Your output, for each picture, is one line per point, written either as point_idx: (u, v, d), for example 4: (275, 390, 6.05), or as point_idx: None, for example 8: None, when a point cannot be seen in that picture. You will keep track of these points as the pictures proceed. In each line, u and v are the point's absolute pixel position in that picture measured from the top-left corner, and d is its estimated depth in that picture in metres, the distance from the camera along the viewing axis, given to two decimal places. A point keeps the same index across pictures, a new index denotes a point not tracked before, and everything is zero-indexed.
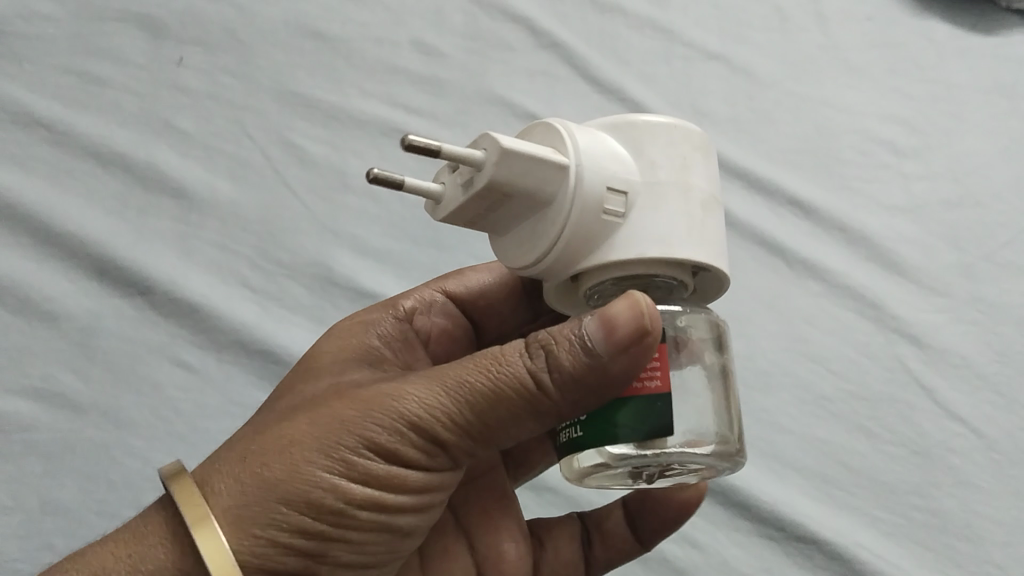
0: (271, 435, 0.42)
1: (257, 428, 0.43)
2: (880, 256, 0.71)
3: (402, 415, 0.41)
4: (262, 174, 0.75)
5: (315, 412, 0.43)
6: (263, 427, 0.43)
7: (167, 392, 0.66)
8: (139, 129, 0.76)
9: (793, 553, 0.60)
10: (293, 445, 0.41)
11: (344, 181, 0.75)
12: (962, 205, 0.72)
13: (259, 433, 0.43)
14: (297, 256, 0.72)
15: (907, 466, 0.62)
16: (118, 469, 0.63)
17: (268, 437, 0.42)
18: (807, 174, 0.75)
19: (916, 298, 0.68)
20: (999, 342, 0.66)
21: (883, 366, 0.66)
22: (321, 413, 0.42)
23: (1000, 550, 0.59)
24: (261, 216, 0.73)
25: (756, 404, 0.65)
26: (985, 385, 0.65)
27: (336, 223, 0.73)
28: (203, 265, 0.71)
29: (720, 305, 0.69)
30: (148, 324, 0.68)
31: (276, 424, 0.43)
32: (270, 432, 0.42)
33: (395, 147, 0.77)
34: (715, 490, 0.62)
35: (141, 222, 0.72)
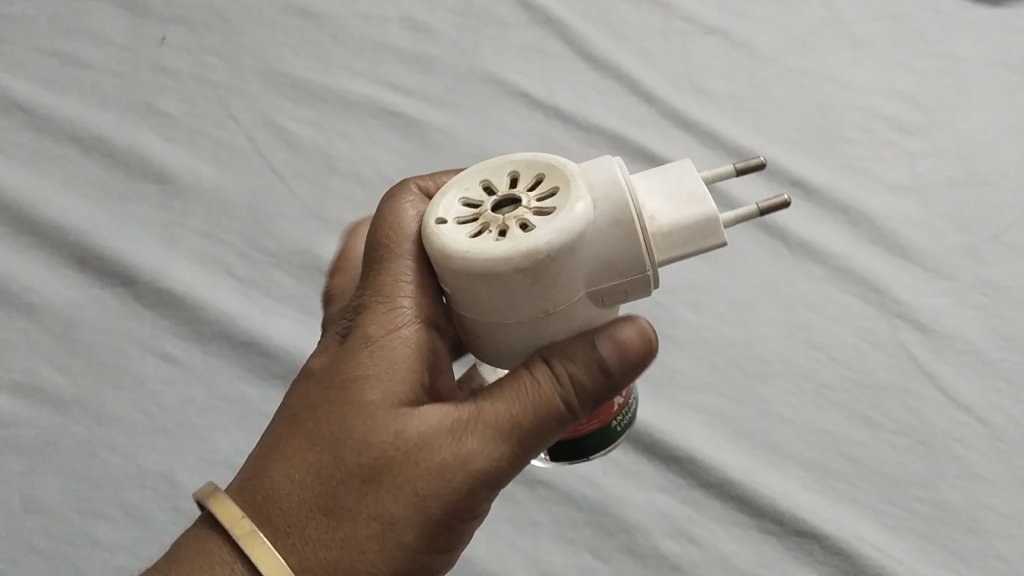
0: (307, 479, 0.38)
1: (286, 458, 0.39)
2: (884, 237, 0.69)
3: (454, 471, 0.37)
4: (246, 157, 0.73)
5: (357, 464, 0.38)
6: (287, 459, 0.39)
7: (150, 385, 0.64)
8: (121, 112, 0.74)
9: (792, 549, 0.58)
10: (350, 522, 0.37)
11: (330, 164, 0.73)
12: (968, 184, 0.70)
13: (288, 472, 0.38)
14: (280, 241, 0.69)
15: (910, 456, 0.61)
16: (98, 464, 0.61)
17: (306, 487, 0.38)
18: (808, 151, 0.73)
19: (918, 282, 0.66)
20: (1006, 326, 0.64)
21: (886, 353, 0.64)
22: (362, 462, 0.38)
23: (1004, 543, 0.57)
24: (246, 201, 0.71)
25: (754, 393, 0.63)
26: (991, 371, 0.63)
27: (323, 207, 0.71)
28: (185, 254, 0.68)
29: (718, 293, 0.67)
30: (130, 314, 0.66)
31: (306, 462, 0.38)
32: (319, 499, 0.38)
33: (383, 129, 0.74)
34: (712, 484, 0.60)
35: (122, 209, 0.70)
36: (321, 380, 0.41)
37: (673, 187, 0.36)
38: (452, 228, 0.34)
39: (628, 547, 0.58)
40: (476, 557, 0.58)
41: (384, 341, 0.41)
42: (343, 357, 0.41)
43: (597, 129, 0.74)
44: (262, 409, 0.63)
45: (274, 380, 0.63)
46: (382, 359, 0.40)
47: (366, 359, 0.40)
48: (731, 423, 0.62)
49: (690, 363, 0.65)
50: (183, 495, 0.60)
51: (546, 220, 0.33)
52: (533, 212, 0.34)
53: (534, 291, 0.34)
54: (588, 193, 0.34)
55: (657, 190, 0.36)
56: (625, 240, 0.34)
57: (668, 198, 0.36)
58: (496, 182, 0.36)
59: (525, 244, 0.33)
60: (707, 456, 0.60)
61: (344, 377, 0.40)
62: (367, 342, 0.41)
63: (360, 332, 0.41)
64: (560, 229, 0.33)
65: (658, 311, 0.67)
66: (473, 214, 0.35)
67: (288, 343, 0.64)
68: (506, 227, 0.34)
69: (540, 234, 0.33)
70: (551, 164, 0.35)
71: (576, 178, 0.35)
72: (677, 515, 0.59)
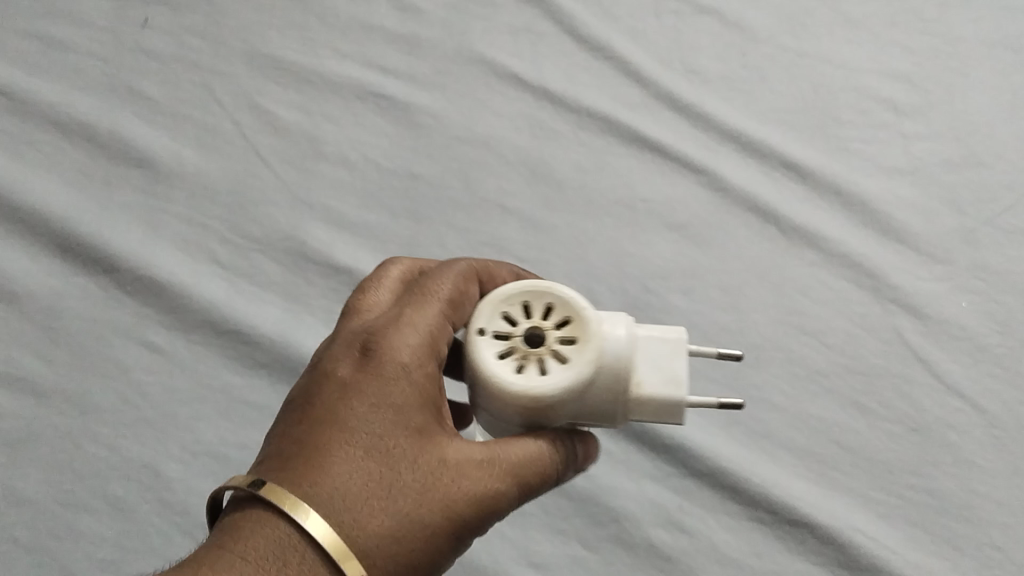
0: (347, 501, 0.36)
1: (323, 476, 0.36)
2: (878, 220, 0.68)
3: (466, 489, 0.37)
4: (231, 142, 0.72)
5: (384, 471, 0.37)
6: (323, 475, 0.36)
7: (133, 374, 0.63)
8: (103, 96, 0.73)
9: (784, 538, 0.57)
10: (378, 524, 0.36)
11: (316, 148, 0.72)
12: (964, 166, 0.69)
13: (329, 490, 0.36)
14: (266, 227, 0.68)
15: (904, 442, 0.60)
16: (81, 455, 0.60)
17: (353, 509, 0.36)
18: (801, 133, 0.72)
19: (913, 266, 0.66)
20: (1000, 311, 0.64)
21: (880, 338, 0.63)
22: (406, 484, 0.37)
23: (999, 532, 0.57)
24: (230, 187, 0.70)
25: (746, 380, 0.62)
26: (985, 357, 0.62)
27: (309, 192, 0.70)
28: (169, 241, 0.67)
29: (711, 277, 0.66)
30: (113, 303, 0.65)
31: (348, 483, 0.36)
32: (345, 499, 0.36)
33: (370, 112, 0.73)
34: (704, 473, 0.59)
35: (105, 196, 0.69)
36: (357, 396, 0.38)
37: (665, 363, 0.38)
38: (484, 341, 0.37)
39: (619, 537, 0.57)
40: (464, 548, 0.57)
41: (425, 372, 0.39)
42: (380, 377, 0.38)
43: (587, 111, 0.73)
44: (247, 399, 0.62)
45: (260, 369, 0.63)
46: (423, 388, 0.39)
47: (406, 385, 0.38)
48: (723, 410, 0.61)
49: None
50: (167, 486, 0.59)
51: (560, 371, 0.36)
52: (553, 357, 0.37)
53: (533, 418, 0.37)
54: (602, 356, 0.37)
55: (653, 356, 0.38)
56: (608, 403, 0.37)
57: (657, 370, 0.38)
58: (535, 304, 0.38)
59: (533, 390, 0.36)
60: (700, 444, 0.59)
61: (385, 398, 0.38)
62: (408, 366, 0.38)
63: (394, 353, 0.39)
64: (569, 381, 0.36)
65: (649, 297, 0.66)
66: (506, 333, 0.37)
67: (274, 332, 0.63)
68: (526, 362, 0.36)
69: (548, 384, 0.36)
70: (584, 309, 0.37)
71: (600, 336, 0.37)
72: (668, 504, 0.58)
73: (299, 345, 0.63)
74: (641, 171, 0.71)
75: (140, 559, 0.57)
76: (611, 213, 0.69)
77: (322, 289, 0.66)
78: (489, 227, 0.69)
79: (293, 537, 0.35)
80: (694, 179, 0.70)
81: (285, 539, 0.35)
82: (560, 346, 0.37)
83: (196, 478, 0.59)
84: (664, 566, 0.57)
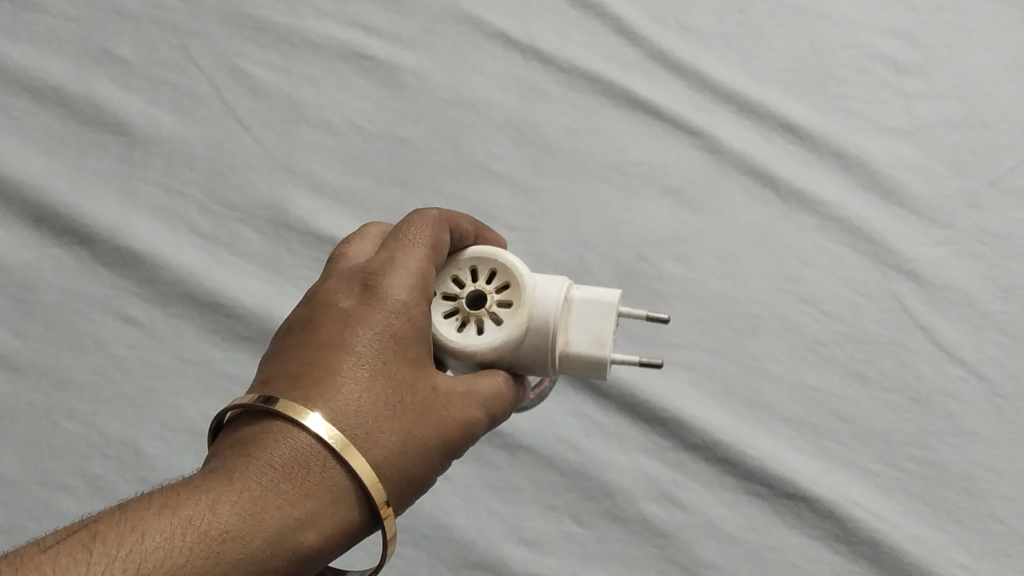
0: (359, 425, 0.36)
1: (334, 400, 0.36)
2: (878, 184, 0.66)
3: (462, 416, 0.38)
4: (209, 106, 0.69)
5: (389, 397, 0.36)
6: (334, 400, 0.36)
7: (112, 349, 0.61)
8: (75, 60, 0.70)
9: (780, 511, 0.56)
10: (386, 445, 0.36)
11: (298, 112, 0.69)
12: (967, 126, 0.67)
13: (340, 414, 0.35)
14: (246, 195, 0.66)
15: (904, 412, 0.59)
16: (59, 433, 0.58)
17: (364, 430, 0.36)
18: (799, 93, 0.70)
19: (914, 232, 0.64)
20: (1003, 277, 0.62)
21: (880, 305, 0.62)
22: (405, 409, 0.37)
23: (999, 504, 0.56)
24: (210, 154, 0.67)
25: (742, 350, 0.61)
26: (987, 324, 0.61)
27: (291, 159, 0.67)
28: (147, 210, 0.65)
29: (705, 243, 0.64)
30: (89, 275, 0.63)
31: (358, 408, 0.36)
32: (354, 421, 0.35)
33: (353, 73, 0.70)
34: (698, 446, 0.57)
35: (80, 164, 0.67)
36: (360, 326, 0.37)
37: (594, 326, 0.41)
38: (435, 300, 0.41)
39: (612, 513, 0.56)
40: (453, 525, 0.56)
41: (421, 306, 0.38)
42: (382, 309, 0.38)
43: (578, 71, 0.70)
44: (229, 373, 0.60)
45: (241, 342, 0.61)
46: (420, 322, 0.38)
47: (408, 318, 0.38)
48: (718, 381, 0.60)
49: (677, 319, 0.62)
50: (147, 464, 0.57)
51: (491, 333, 0.40)
52: (490, 318, 0.40)
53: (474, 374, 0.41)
54: (534, 319, 0.40)
55: (584, 320, 0.41)
56: (538, 358, 0.40)
57: (586, 333, 0.41)
58: (481, 269, 0.41)
59: (467, 347, 0.39)
60: (695, 417, 0.58)
61: (388, 327, 0.37)
62: (407, 300, 0.38)
63: (393, 287, 0.38)
64: (499, 341, 0.40)
65: (643, 265, 0.64)
66: (454, 295, 0.41)
67: (255, 304, 0.61)
68: (468, 322, 0.40)
69: (482, 344, 0.40)
70: (521, 276, 0.41)
71: (530, 301, 0.40)
72: (662, 478, 0.57)
73: (282, 318, 0.61)
74: (634, 134, 0.68)
75: None
76: (603, 178, 0.67)
77: (305, 259, 0.64)
78: (477, 194, 0.67)
79: (312, 447, 0.35)
80: (688, 143, 0.68)
81: (305, 449, 0.35)
82: (496, 310, 0.41)
83: (177, 455, 0.58)
84: (657, 542, 0.55)
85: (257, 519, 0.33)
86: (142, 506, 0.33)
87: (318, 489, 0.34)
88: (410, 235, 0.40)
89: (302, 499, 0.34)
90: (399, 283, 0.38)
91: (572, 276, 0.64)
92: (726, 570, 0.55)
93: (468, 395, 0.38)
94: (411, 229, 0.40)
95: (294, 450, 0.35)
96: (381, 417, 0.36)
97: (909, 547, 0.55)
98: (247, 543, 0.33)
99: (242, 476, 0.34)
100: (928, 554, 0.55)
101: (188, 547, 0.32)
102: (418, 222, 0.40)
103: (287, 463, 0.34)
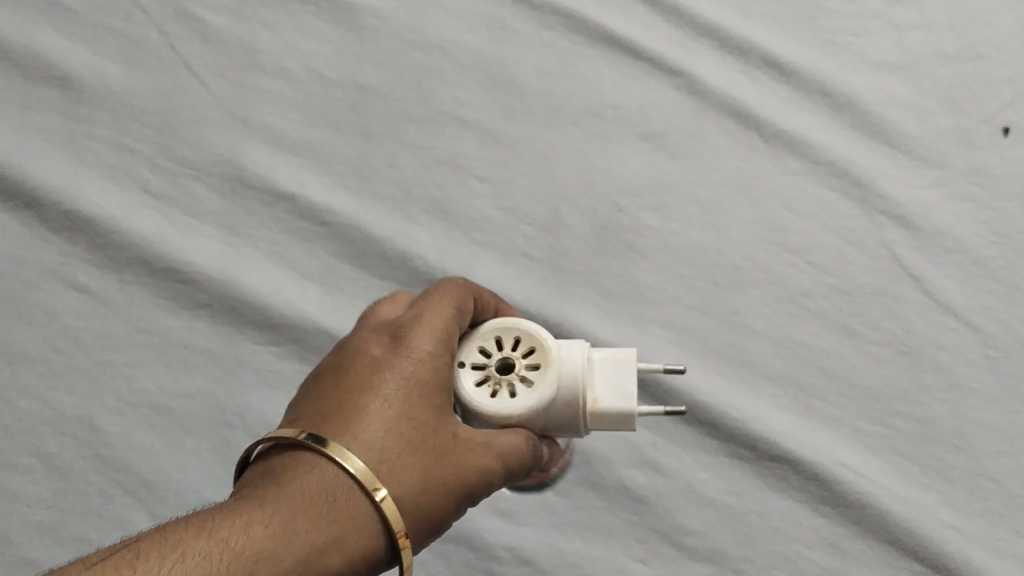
0: (381, 458, 0.36)
1: (359, 438, 0.36)
2: (867, 123, 0.63)
3: (487, 461, 0.38)
4: (158, 55, 0.65)
5: (410, 441, 0.37)
6: (360, 437, 0.36)
7: (65, 321, 0.58)
8: (13, 7, 0.65)
9: (764, 475, 0.54)
10: (406, 486, 0.36)
11: (252, 59, 0.65)
12: (961, 58, 0.64)
13: (365, 450, 0.36)
14: (201, 151, 0.62)
15: (893, 367, 0.57)
16: (14, 411, 0.55)
17: (384, 463, 0.36)
18: (785, 26, 0.66)
19: (905, 174, 0.61)
20: (998, 220, 0.59)
21: (868, 254, 0.59)
22: (427, 450, 0.37)
23: (992, 461, 0.54)
24: (161, 107, 0.63)
25: (724, 305, 0.58)
26: (982, 271, 0.58)
27: (247, 111, 0.63)
28: (96, 170, 0.61)
29: (685, 192, 0.61)
30: (37, 241, 0.59)
31: (383, 445, 0.36)
32: (379, 462, 0.36)
33: (310, 15, 0.66)
34: (679, 407, 0.55)
35: (23, 121, 0.63)
36: (387, 374, 0.38)
37: (618, 381, 0.41)
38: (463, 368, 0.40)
39: (589, 480, 0.54)
40: None
41: (445, 359, 0.39)
42: (408, 357, 0.38)
43: (551, 8, 0.66)
44: (187, 343, 0.57)
45: (200, 310, 0.58)
46: (443, 372, 0.38)
47: (431, 368, 0.38)
48: (699, 339, 0.58)
49: (657, 273, 0.59)
50: (105, 442, 0.55)
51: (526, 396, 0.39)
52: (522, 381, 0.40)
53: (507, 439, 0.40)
54: (562, 378, 0.40)
55: (608, 377, 0.41)
56: (570, 416, 0.40)
57: (612, 389, 0.41)
58: (505, 337, 0.40)
59: (505, 411, 0.39)
60: (676, 379, 0.55)
61: (413, 374, 0.38)
62: (432, 352, 0.38)
63: (419, 339, 0.38)
64: (534, 404, 0.39)
65: (620, 216, 0.61)
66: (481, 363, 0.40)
67: (213, 269, 0.58)
68: (500, 388, 0.39)
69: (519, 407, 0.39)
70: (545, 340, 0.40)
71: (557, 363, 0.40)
72: (641, 442, 0.55)
73: (243, 285, 0.58)
74: (610, 74, 0.65)
75: (78, 522, 0.53)
76: (577, 123, 0.63)
77: (264, 219, 0.60)
78: (445, 143, 0.63)
79: (340, 477, 0.35)
80: (668, 83, 0.64)
81: (332, 478, 0.35)
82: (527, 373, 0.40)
83: (136, 432, 0.55)
84: (637, 509, 0.54)
85: (284, 542, 0.33)
86: (183, 525, 0.34)
87: (345, 516, 0.35)
88: (438, 293, 0.40)
89: (327, 521, 0.34)
90: (422, 338, 0.39)
91: (546, 229, 0.61)
92: (708, 537, 0.53)
93: (492, 441, 0.38)
94: (440, 291, 0.40)
95: (320, 480, 0.35)
96: (403, 457, 0.36)
97: (898, 508, 0.53)
98: (277, 564, 0.33)
99: (272, 501, 0.34)
100: (917, 515, 0.53)
101: (227, 563, 0.32)
102: (443, 288, 0.40)
103: (317, 494, 0.35)
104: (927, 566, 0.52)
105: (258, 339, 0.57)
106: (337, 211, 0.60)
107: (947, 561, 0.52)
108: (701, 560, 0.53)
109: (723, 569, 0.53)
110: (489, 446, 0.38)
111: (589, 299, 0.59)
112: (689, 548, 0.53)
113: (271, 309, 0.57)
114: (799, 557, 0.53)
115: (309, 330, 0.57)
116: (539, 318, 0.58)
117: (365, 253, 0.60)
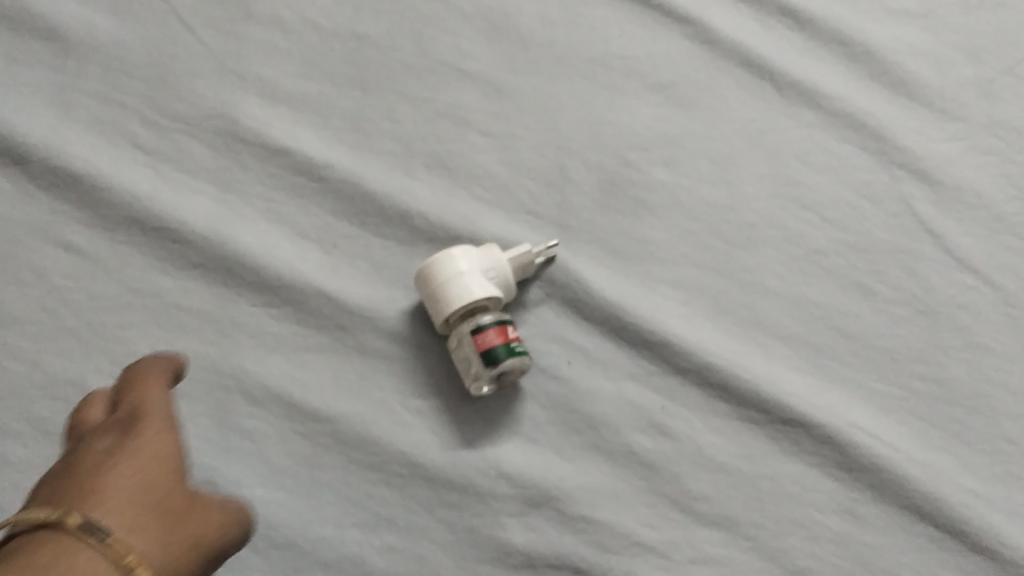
0: (117, 510, 0.38)
1: (95, 508, 0.37)
2: (885, 73, 0.61)
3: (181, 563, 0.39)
4: (148, 5, 0.62)
5: (128, 513, 0.38)
6: (106, 503, 0.38)
7: (54, 281, 0.55)
8: None
9: (776, 438, 0.52)
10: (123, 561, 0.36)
11: (245, 8, 0.62)
12: (982, 7, 0.63)
13: (111, 515, 0.37)
14: (193, 105, 0.60)
15: (910, 326, 0.55)
16: (1, 373, 0.53)
17: (122, 524, 0.37)
18: None
19: (923, 126, 0.60)
20: (1018, 174, 0.58)
21: (885, 210, 0.58)
22: (140, 519, 0.38)
23: (1012, 423, 0.53)
24: (151, 59, 0.61)
25: (736, 263, 0.56)
26: (1002, 227, 0.57)
27: (240, 62, 0.61)
28: (85, 125, 0.59)
29: (696, 146, 0.60)
30: (23, 197, 0.57)
31: (128, 507, 0.38)
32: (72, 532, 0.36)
33: None
34: (689, 370, 0.54)
35: (7, 73, 0.60)
36: (113, 462, 0.40)
37: None
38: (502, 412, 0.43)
39: (596, 445, 0.52)
40: (429, 463, 0.51)
41: (171, 429, 0.43)
42: (134, 440, 0.41)
43: None
44: (180, 304, 0.55)
45: (193, 269, 0.56)
46: (163, 447, 0.42)
47: (151, 461, 0.41)
48: (710, 298, 0.56)
49: (666, 231, 0.57)
50: None
51: None
52: None
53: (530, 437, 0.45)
54: None
55: None
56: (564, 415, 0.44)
57: None
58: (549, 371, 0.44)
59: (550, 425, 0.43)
60: (686, 340, 0.54)
61: (132, 465, 0.40)
62: (154, 428, 0.42)
63: (147, 434, 0.42)
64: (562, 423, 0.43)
65: (628, 171, 0.59)
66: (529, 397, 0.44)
67: (207, 227, 0.56)
68: None
69: None
70: None
71: None
72: (649, 406, 0.53)
73: (238, 244, 0.56)
74: (619, 24, 0.63)
75: None
76: (584, 74, 0.61)
77: (259, 174, 0.58)
78: (446, 95, 0.61)
79: (71, 542, 0.35)
80: (680, 32, 0.62)
81: (60, 539, 0.35)
82: None
83: None
84: (645, 475, 0.52)
85: None
86: None
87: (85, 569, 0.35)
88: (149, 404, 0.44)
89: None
90: (149, 415, 0.43)
91: (551, 184, 0.59)
92: (719, 502, 0.51)
93: (192, 524, 0.40)
94: (149, 373, 0.46)
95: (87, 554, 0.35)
96: (119, 520, 0.37)
97: (915, 473, 0.52)
98: None
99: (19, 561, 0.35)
100: (934, 479, 0.51)
101: None
102: (148, 373, 0.46)
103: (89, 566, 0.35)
104: (944, 531, 0.51)
105: (254, 300, 0.55)
106: (334, 167, 0.58)
107: (965, 526, 0.51)
108: (712, 525, 0.51)
109: (734, 535, 0.51)
110: (173, 535, 0.39)
111: (595, 257, 0.57)
112: (699, 513, 0.51)
113: (267, 268, 0.55)
114: (812, 522, 0.51)
115: (306, 290, 0.55)
116: (545, 277, 0.56)
117: (364, 210, 0.57)
